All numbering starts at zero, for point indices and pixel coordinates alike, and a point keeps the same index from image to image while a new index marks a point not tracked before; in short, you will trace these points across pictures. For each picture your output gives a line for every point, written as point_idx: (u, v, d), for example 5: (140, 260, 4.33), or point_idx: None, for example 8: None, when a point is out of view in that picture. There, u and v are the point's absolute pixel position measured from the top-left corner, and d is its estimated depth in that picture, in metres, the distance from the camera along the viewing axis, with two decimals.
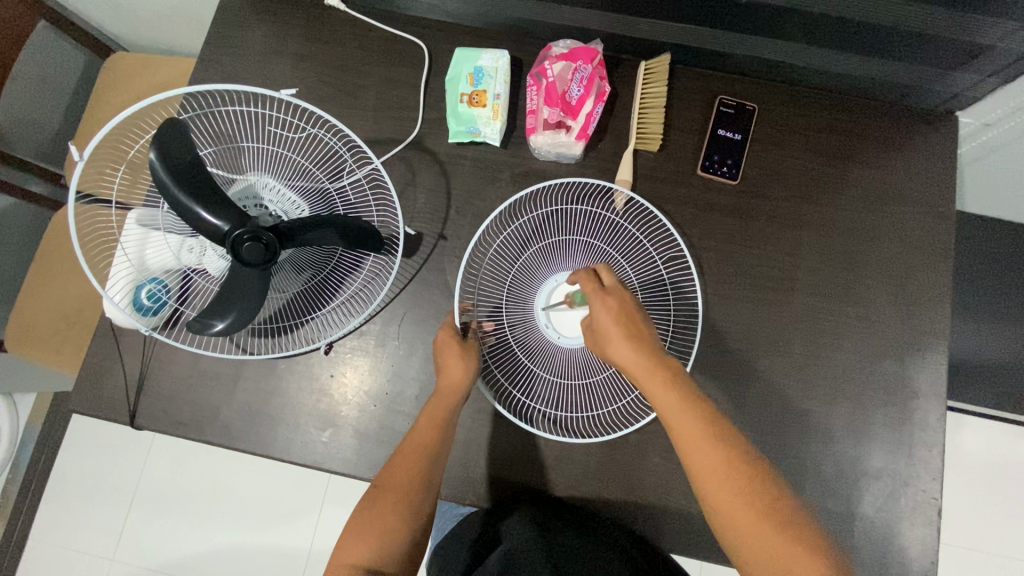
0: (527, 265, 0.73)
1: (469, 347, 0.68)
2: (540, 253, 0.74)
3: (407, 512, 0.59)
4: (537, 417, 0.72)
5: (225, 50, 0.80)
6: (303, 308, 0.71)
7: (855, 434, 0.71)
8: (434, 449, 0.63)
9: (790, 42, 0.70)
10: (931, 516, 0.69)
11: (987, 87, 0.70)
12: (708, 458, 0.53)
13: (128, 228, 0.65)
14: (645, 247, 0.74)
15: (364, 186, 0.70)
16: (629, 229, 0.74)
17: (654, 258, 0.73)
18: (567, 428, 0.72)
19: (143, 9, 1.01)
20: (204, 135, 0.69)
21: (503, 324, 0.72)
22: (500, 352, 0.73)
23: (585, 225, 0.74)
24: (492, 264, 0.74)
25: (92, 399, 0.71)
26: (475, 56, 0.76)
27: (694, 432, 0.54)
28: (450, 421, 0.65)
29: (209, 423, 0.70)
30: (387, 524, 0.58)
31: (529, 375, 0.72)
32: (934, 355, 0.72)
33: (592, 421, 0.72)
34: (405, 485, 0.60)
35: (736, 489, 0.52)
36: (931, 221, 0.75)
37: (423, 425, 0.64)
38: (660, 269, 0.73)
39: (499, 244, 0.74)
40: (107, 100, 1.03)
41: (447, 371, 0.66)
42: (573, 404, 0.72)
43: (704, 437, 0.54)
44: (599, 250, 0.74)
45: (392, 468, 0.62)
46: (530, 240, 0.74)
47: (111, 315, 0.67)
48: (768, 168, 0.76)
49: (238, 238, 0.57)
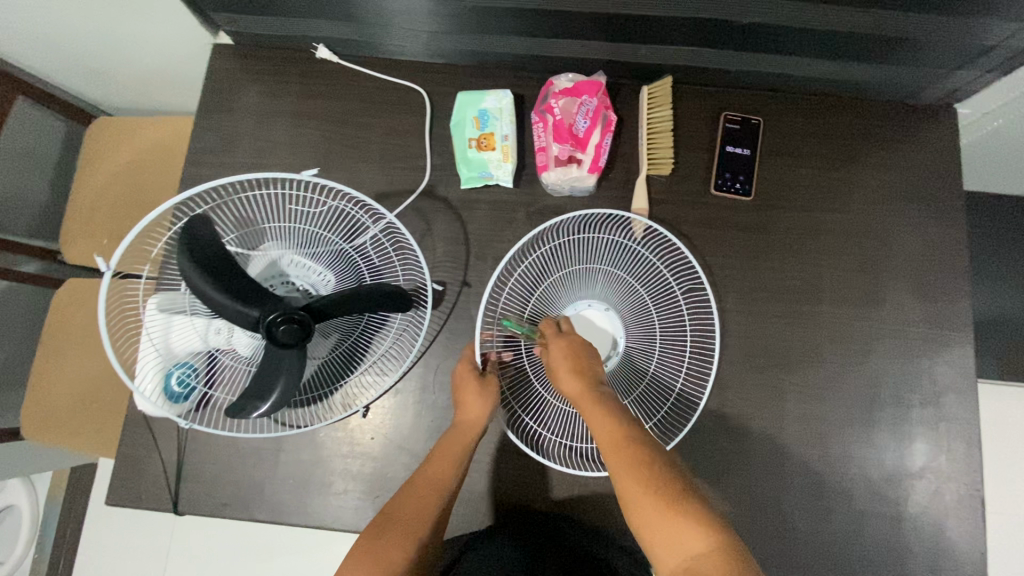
0: (547, 291, 0.72)
1: (489, 383, 0.67)
2: (561, 280, 0.72)
3: (417, 544, 0.57)
4: (550, 447, 0.71)
5: (222, 116, 0.79)
6: (335, 375, 0.69)
7: (894, 436, 0.72)
8: (448, 481, 0.63)
9: (788, 53, 0.70)
10: (976, 508, 0.70)
11: (987, 80, 0.71)
12: (615, 449, 0.55)
13: (149, 314, 0.63)
14: (662, 276, 0.73)
15: (384, 243, 0.70)
16: (646, 256, 0.73)
17: (672, 286, 0.73)
18: (578, 456, 0.71)
19: (125, 74, 0.98)
20: (226, 222, 0.68)
21: (521, 354, 0.71)
22: (516, 382, 0.72)
23: (601, 252, 0.72)
24: (513, 292, 0.73)
25: (132, 489, 0.69)
26: (478, 99, 0.75)
27: (604, 428, 0.57)
28: (465, 457, 0.65)
29: (256, 500, 0.70)
30: (394, 558, 0.55)
31: (543, 405, 0.72)
32: (962, 348, 0.74)
33: (605, 452, 0.71)
34: (417, 516, 0.59)
35: (639, 477, 0.52)
36: (944, 215, 0.76)
37: (441, 456, 0.64)
38: (678, 297, 0.72)
39: (521, 272, 0.73)
40: (97, 170, 1.00)
41: (464, 405, 0.66)
42: (587, 433, 0.71)
43: (613, 431, 0.56)
44: (620, 278, 0.71)
45: (404, 496, 0.61)
46: (550, 267, 0.73)
47: (142, 406, 0.65)
48: (778, 179, 0.77)
49: (273, 321, 0.56)
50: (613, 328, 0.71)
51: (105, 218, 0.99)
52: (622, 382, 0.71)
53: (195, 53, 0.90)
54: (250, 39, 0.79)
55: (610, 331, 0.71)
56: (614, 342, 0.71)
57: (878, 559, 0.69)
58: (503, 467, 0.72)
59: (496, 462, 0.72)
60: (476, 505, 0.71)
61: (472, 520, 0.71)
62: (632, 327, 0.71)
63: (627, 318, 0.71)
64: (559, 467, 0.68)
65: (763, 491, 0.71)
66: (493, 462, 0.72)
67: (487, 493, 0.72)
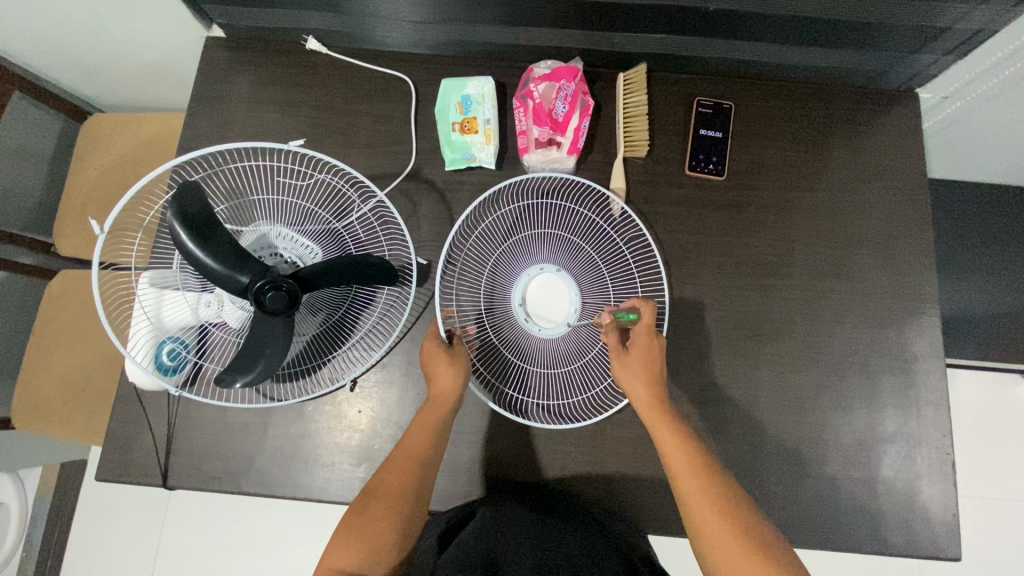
0: (503, 259, 0.76)
1: (457, 354, 0.68)
2: (516, 246, 0.76)
3: (399, 515, 0.57)
4: (532, 410, 0.74)
5: (214, 105, 0.81)
6: (323, 349, 0.72)
7: (866, 404, 0.75)
8: (428, 454, 0.62)
9: (755, 40, 0.73)
10: (947, 471, 0.73)
11: (944, 63, 0.75)
12: (687, 467, 0.59)
13: (142, 288, 0.66)
14: (608, 234, 0.77)
15: (371, 221, 0.74)
16: (592, 217, 0.77)
17: (626, 255, 0.76)
18: (561, 415, 0.74)
19: (120, 70, 1.01)
20: (217, 192, 0.74)
21: (486, 326, 0.74)
22: (487, 352, 0.74)
23: (548, 217, 0.76)
24: (470, 263, 0.76)
25: (124, 464, 0.71)
26: (462, 85, 0.78)
27: (687, 459, 0.59)
28: (443, 428, 0.65)
29: (244, 474, 0.71)
30: (380, 532, 0.56)
31: (519, 372, 0.74)
32: (929, 319, 0.77)
33: (582, 404, 0.74)
34: (396, 489, 0.59)
35: (715, 508, 0.56)
36: (909, 193, 0.80)
37: (418, 428, 0.64)
38: (631, 267, 0.76)
39: (474, 242, 0.76)
40: (91, 163, 1.02)
41: (435, 378, 0.66)
42: (565, 392, 0.73)
43: (689, 458, 0.59)
44: (566, 238, 0.76)
45: (384, 471, 0.61)
46: (503, 236, 0.76)
47: (134, 376, 0.68)
48: (750, 160, 0.80)
49: (259, 289, 0.58)
50: (568, 286, 0.74)
51: (97, 210, 1.00)
52: (585, 338, 0.73)
53: (189, 47, 0.93)
54: (243, 32, 0.82)
55: (565, 289, 0.74)
56: (572, 299, 0.73)
57: (855, 523, 0.71)
58: (488, 440, 0.73)
59: (481, 433, 0.73)
60: (462, 477, 0.73)
61: (458, 492, 0.73)
62: (586, 282, 0.75)
63: (579, 275, 0.75)
64: (545, 425, 0.71)
65: (741, 457, 0.73)
66: (478, 434, 0.73)
67: (472, 464, 0.73)
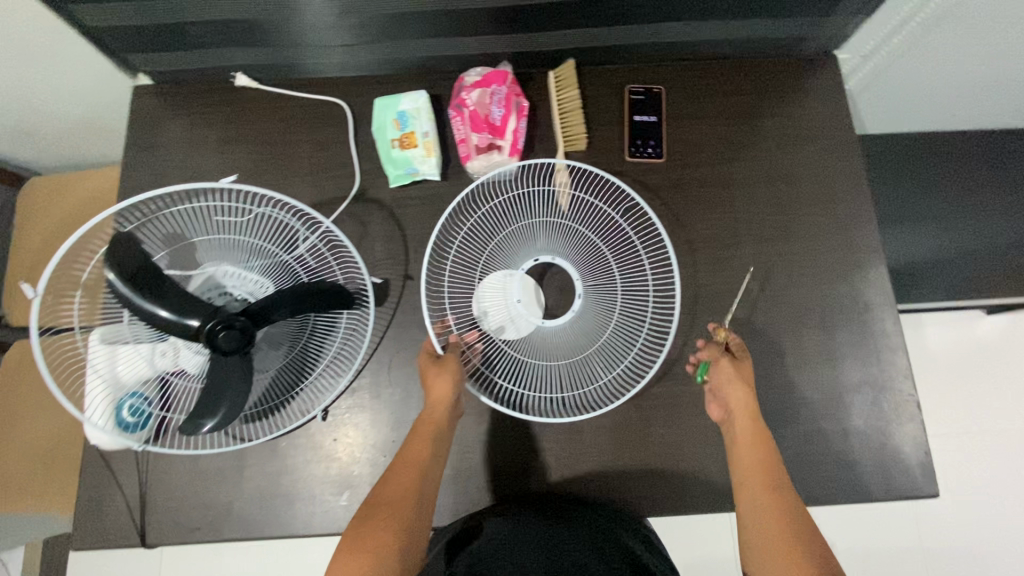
0: (493, 258, 0.75)
1: (447, 361, 0.67)
2: (506, 242, 0.76)
3: (399, 525, 0.56)
4: (544, 410, 0.73)
5: (149, 154, 0.80)
6: (291, 382, 0.71)
7: (829, 358, 0.77)
8: (426, 460, 0.63)
9: (674, 21, 0.75)
10: (913, 412, 0.75)
11: (857, 22, 0.78)
12: (755, 465, 0.64)
13: (93, 347, 0.64)
14: (606, 212, 0.77)
15: (321, 248, 0.75)
16: (584, 199, 0.77)
17: (618, 233, 0.76)
18: (577, 407, 0.73)
19: (52, 131, 0.99)
20: (154, 240, 0.71)
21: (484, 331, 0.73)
22: (490, 356, 0.73)
23: (533, 209, 0.76)
24: (457, 271, 0.76)
25: (98, 530, 0.69)
26: (396, 102, 0.79)
27: (759, 461, 0.64)
28: (440, 434, 0.66)
29: (225, 520, 0.69)
30: (383, 540, 0.54)
31: (522, 372, 0.72)
32: (875, 268, 0.79)
33: (597, 393, 0.73)
34: (398, 499, 0.59)
35: (772, 508, 0.61)
36: (842, 150, 0.83)
37: (416, 437, 0.65)
38: (634, 242, 0.76)
39: (456, 250, 0.76)
40: (32, 229, 1.00)
41: (431, 385, 0.66)
42: (575, 383, 0.72)
43: (761, 463, 0.64)
44: (558, 226, 0.75)
45: (383, 483, 0.61)
46: (486, 239, 0.76)
47: (96, 438, 0.67)
48: (686, 139, 0.82)
49: (211, 330, 0.58)
50: (528, 288, 0.73)
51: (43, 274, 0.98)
52: (585, 324, 0.73)
53: (120, 98, 0.92)
54: (171, 76, 0.81)
55: (527, 290, 0.73)
56: (534, 298, 0.73)
57: (833, 475, 0.73)
58: (469, 447, 0.73)
59: (460, 443, 0.73)
60: (447, 489, 0.72)
61: (445, 505, 0.72)
62: (584, 266, 0.74)
63: (578, 260, 0.75)
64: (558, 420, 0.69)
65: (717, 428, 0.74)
66: (457, 444, 0.73)
67: (454, 475, 0.73)
